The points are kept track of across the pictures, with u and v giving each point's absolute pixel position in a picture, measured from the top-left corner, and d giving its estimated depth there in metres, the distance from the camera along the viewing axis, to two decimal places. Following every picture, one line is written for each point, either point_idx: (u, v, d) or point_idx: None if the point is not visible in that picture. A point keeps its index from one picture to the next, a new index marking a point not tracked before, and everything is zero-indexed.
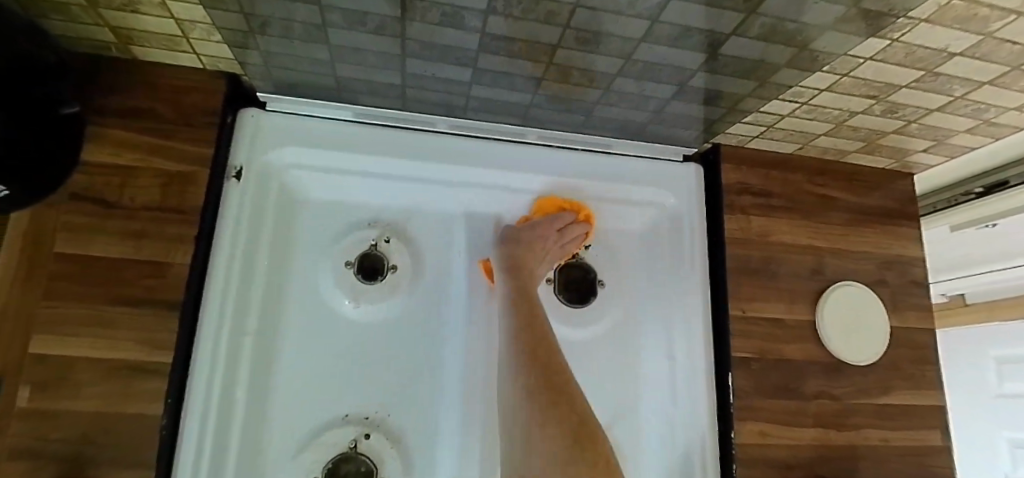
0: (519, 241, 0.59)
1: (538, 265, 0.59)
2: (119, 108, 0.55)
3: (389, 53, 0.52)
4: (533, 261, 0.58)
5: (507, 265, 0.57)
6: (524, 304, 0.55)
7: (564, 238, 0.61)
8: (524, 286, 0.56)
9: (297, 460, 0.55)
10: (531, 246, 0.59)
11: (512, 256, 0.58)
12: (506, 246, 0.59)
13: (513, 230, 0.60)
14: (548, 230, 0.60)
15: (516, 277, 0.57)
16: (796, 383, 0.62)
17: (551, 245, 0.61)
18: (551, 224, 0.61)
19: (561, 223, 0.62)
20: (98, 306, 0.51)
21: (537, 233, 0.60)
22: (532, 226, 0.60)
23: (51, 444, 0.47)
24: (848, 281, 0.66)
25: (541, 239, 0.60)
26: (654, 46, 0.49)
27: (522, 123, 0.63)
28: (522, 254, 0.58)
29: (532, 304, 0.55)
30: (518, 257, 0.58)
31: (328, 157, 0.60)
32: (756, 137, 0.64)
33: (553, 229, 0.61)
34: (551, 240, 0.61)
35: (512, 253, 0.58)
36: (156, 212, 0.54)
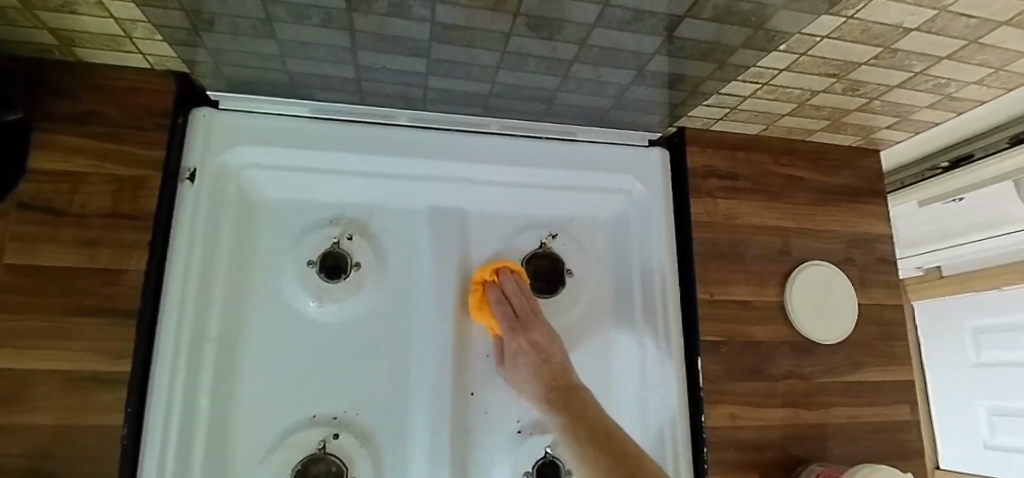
0: (524, 347, 0.53)
1: (553, 360, 0.52)
2: (65, 112, 0.54)
3: (340, 46, 0.51)
4: (549, 355, 0.53)
5: (541, 376, 0.52)
6: (571, 418, 0.48)
7: (529, 310, 0.55)
8: (564, 394, 0.50)
9: (266, 463, 0.54)
10: (533, 344, 0.53)
11: (534, 368, 0.53)
12: (520, 356, 0.54)
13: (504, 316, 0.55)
14: (521, 315, 0.55)
15: (547, 390, 0.51)
16: (767, 364, 0.62)
17: (538, 325, 0.54)
18: (506, 304, 0.56)
19: (507, 291, 0.57)
20: (52, 318, 0.50)
21: (523, 338, 0.53)
22: (525, 318, 0.55)
23: (8, 459, 0.46)
24: (816, 261, 0.66)
25: (531, 339, 0.53)
26: (608, 31, 0.48)
27: (483, 113, 0.62)
28: (539, 357, 0.53)
29: (587, 418, 0.47)
30: (538, 365, 0.52)
31: (285, 156, 0.59)
32: (720, 119, 0.64)
33: (522, 307, 0.55)
34: (539, 324, 0.55)
35: (530, 355, 0.53)
36: (108, 218, 0.53)
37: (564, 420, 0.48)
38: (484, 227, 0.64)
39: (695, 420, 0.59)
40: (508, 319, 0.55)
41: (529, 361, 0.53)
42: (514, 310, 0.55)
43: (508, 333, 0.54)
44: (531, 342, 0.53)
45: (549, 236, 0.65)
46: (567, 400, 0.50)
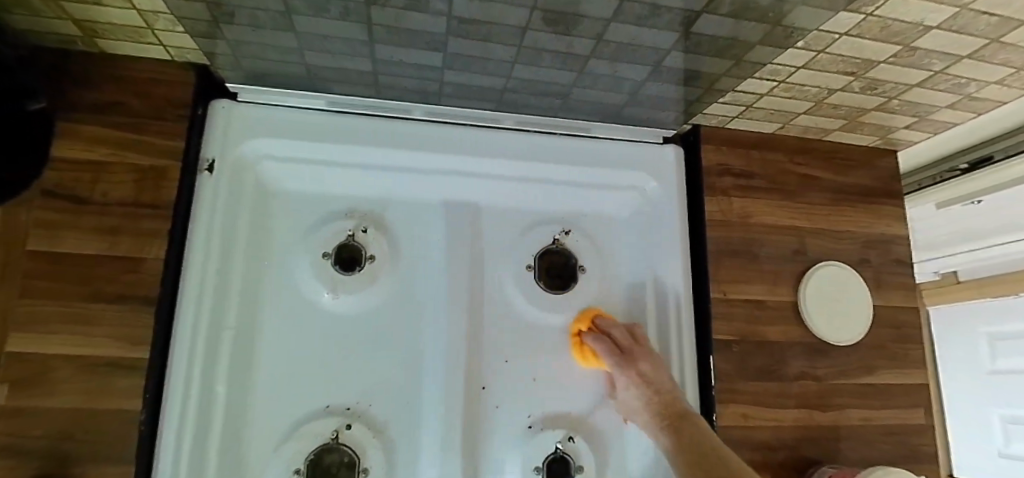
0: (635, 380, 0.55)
1: (662, 389, 0.54)
2: (88, 103, 0.55)
3: (358, 40, 0.51)
4: (660, 385, 0.54)
5: (653, 405, 0.53)
6: (683, 440, 0.49)
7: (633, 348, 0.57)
8: (676, 423, 0.51)
9: (280, 452, 0.55)
10: (642, 374, 0.55)
11: (646, 397, 0.54)
12: (632, 380, 0.55)
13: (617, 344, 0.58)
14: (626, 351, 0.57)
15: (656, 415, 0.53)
16: (779, 364, 0.61)
17: (642, 356, 0.56)
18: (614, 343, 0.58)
19: (611, 333, 0.59)
20: (70, 303, 0.51)
21: (630, 372, 0.56)
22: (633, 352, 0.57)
23: (30, 441, 0.48)
24: (831, 262, 0.65)
25: (635, 371, 0.55)
26: (625, 26, 0.48)
27: (498, 109, 0.62)
28: (654, 389, 0.54)
29: (699, 444, 0.48)
30: (649, 397, 0.54)
31: (303, 148, 0.59)
32: (736, 117, 0.63)
33: (630, 340, 0.58)
34: (648, 357, 0.56)
35: (644, 387, 0.55)
36: (128, 206, 0.54)
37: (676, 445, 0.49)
38: (497, 222, 0.64)
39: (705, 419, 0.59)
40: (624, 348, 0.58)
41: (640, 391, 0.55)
42: (623, 347, 0.58)
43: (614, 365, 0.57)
44: (643, 374, 0.55)
45: (562, 232, 0.65)
46: (677, 426, 0.51)
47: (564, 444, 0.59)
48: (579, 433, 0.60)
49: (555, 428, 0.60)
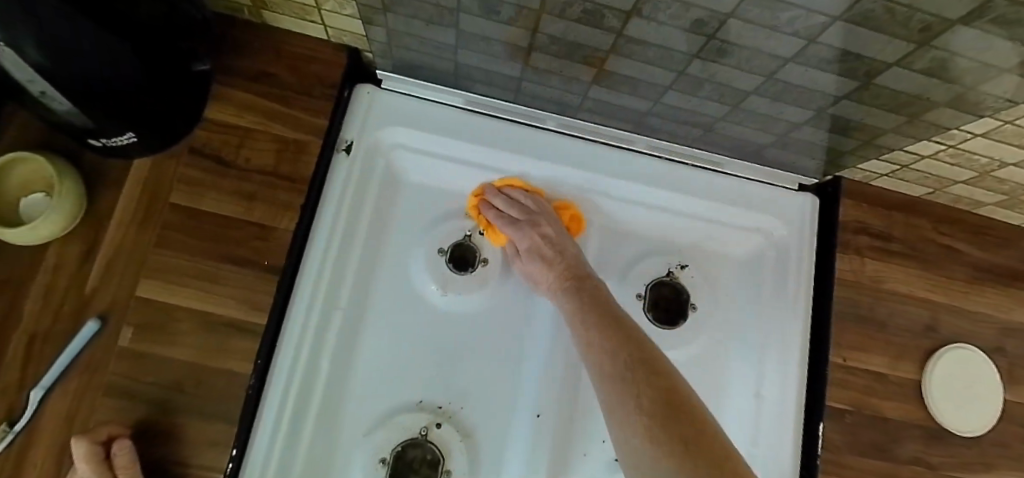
0: (539, 268, 0.57)
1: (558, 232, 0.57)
2: (244, 70, 0.57)
3: (517, 45, 0.51)
4: (564, 250, 0.56)
5: (603, 338, 0.50)
6: (584, 302, 0.53)
7: (550, 232, 0.57)
8: (576, 283, 0.54)
9: (369, 438, 0.55)
10: (547, 239, 0.57)
11: (546, 257, 0.56)
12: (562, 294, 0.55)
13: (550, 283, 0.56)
14: (552, 249, 0.56)
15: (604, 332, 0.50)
16: (893, 443, 0.57)
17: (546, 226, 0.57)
18: (531, 228, 0.57)
19: (503, 206, 0.58)
20: (201, 260, 0.53)
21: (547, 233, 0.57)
22: (576, 293, 0.54)
23: (143, 386, 0.50)
24: (964, 344, 0.60)
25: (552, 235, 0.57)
26: (803, 68, 0.46)
27: (633, 130, 0.61)
28: (550, 258, 0.56)
29: (606, 312, 0.52)
30: (561, 274, 0.55)
31: (436, 142, 0.60)
32: (885, 176, 0.60)
33: (545, 245, 0.56)
34: (565, 247, 0.57)
35: (569, 301, 0.54)
36: (268, 176, 0.55)
37: (589, 302, 0.53)
38: (613, 245, 0.62)
39: None
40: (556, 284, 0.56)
41: (574, 310, 0.53)
42: (537, 256, 0.57)
43: (517, 231, 0.57)
44: (579, 286, 0.54)
45: (677, 265, 0.62)
46: (581, 285, 0.55)
47: None
48: None
49: None
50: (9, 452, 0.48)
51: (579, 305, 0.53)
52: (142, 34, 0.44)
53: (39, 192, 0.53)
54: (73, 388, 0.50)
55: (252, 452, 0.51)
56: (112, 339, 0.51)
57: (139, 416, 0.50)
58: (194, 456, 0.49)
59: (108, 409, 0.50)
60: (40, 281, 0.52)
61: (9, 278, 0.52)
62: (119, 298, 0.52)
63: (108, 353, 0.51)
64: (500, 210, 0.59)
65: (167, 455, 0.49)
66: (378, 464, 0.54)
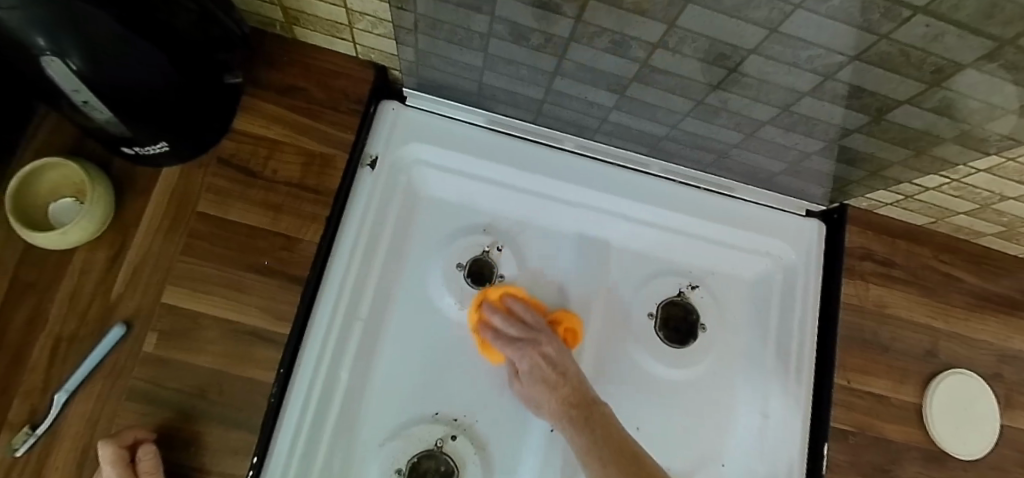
0: (541, 390, 0.54)
1: (559, 355, 0.55)
2: (273, 84, 0.58)
3: (542, 70, 0.53)
4: (565, 369, 0.55)
5: (617, 476, 0.48)
6: (593, 436, 0.51)
7: (552, 353, 0.55)
8: (583, 412, 0.53)
9: (385, 448, 0.56)
10: (547, 360, 0.55)
11: (547, 382, 0.54)
12: (566, 427, 0.53)
13: (553, 412, 0.54)
14: (555, 373, 0.54)
15: (619, 473, 0.48)
16: (895, 464, 0.59)
17: (546, 343, 0.56)
18: (532, 350, 0.55)
19: (503, 327, 0.57)
20: (226, 268, 0.54)
21: (552, 360, 0.55)
22: (585, 424, 0.52)
23: (166, 392, 0.51)
24: (964, 370, 0.62)
25: (553, 356, 0.55)
26: (818, 102, 0.48)
27: (649, 154, 0.63)
28: (551, 384, 0.54)
29: (618, 448, 0.50)
30: (565, 400, 0.53)
31: (458, 160, 0.61)
32: (890, 204, 0.62)
33: (547, 367, 0.55)
34: (568, 370, 0.55)
35: (576, 433, 0.52)
36: (294, 187, 0.56)
37: (597, 436, 0.51)
38: (625, 265, 0.64)
39: None
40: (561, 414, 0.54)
41: (584, 441, 0.51)
42: (537, 380, 0.55)
43: (518, 355, 0.55)
44: (586, 417, 0.53)
45: (688, 285, 0.64)
46: (589, 414, 0.53)
47: None
48: None
49: None
50: (30, 455, 0.49)
51: (588, 437, 0.51)
52: (182, 50, 0.45)
53: (68, 197, 0.54)
54: (96, 395, 0.51)
55: (272, 460, 0.51)
56: (137, 344, 0.52)
57: (161, 421, 0.50)
58: (213, 462, 0.50)
59: (131, 413, 0.51)
60: (67, 284, 0.53)
61: (38, 279, 0.53)
62: (144, 304, 0.53)
63: (133, 358, 0.52)
64: (500, 330, 0.58)
65: (186, 461, 0.50)
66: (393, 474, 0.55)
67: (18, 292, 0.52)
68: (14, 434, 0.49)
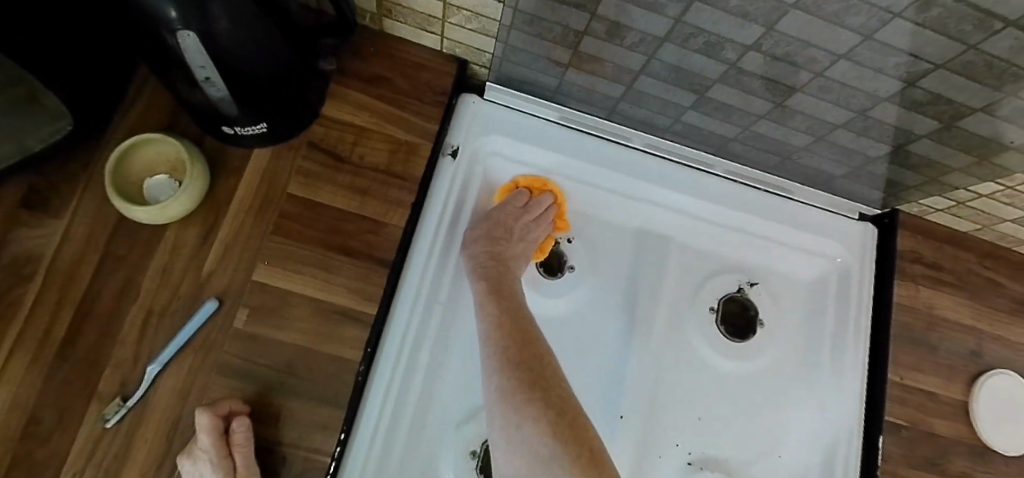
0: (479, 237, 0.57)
1: (512, 232, 0.58)
2: (361, 73, 0.60)
3: (628, 68, 0.56)
4: (507, 246, 0.57)
5: (510, 354, 0.48)
6: (500, 306, 0.52)
7: (509, 224, 0.58)
8: (499, 292, 0.53)
9: (460, 430, 0.58)
10: (500, 224, 0.58)
11: (484, 235, 0.57)
12: (476, 271, 0.55)
13: (474, 258, 0.56)
14: (502, 234, 0.57)
15: (528, 357, 0.48)
16: (945, 460, 0.62)
17: (520, 218, 0.59)
18: (508, 211, 0.59)
19: (542, 203, 0.60)
20: (315, 250, 0.55)
21: (501, 220, 0.58)
22: (497, 296, 0.53)
23: (257, 367, 0.52)
24: (1006, 370, 0.65)
25: (504, 221, 0.58)
26: (893, 106, 0.52)
27: (712, 153, 0.65)
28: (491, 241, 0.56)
29: (519, 321, 0.51)
30: (486, 266, 0.55)
31: (534, 153, 0.64)
32: (940, 211, 0.66)
33: (502, 228, 0.58)
34: (509, 244, 0.57)
35: (486, 298, 0.53)
36: (382, 174, 0.58)
37: (504, 309, 0.52)
38: (686, 261, 0.66)
39: None
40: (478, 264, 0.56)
41: (495, 317, 0.51)
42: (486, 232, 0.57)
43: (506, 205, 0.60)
44: (499, 294, 0.53)
45: (747, 283, 0.66)
46: (500, 291, 0.53)
47: None
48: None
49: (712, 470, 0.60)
50: (121, 425, 0.49)
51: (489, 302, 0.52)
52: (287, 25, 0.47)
53: (163, 174, 0.56)
54: (186, 368, 0.51)
55: (358, 434, 0.52)
56: (228, 321, 0.52)
57: (252, 397, 0.51)
58: (302, 436, 0.50)
59: (222, 389, 0.51)
60: (156, 260, 0.54)
61: (130, 255, 0.54)
62: (236, 280, 0.54)
63: (225, 333, 0.52)
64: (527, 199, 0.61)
65: (272, 436, 0.50)
66: (469, 455, 0.57)
67: (110, 266, 0.53)
68: (106, 404, 0.49)
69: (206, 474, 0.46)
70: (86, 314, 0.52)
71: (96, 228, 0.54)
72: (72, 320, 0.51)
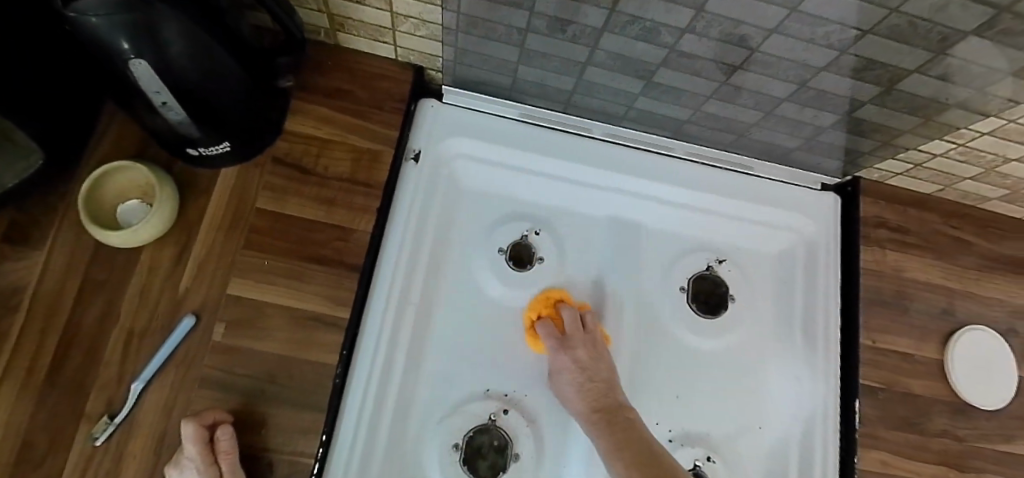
0: (574, 389, 0.56)
1: (590, 367, 0.57)
2: (321, 87, 0.62)
3: (575, 60, 0.58)
4: (595, 374, 0.56)
5: None
6: (616, 439, 0.53)
7: (581, 359, 0.57)
8: (607, 417, 0.54)
9: (444, 423, 0.59)
10: (578, 363, 0.57)
11: (578, 384, 0.56)
12: (587, 412, 0.55)
13: (581, 410, 0.56)
14: (587, 372, 0.56)
15: None
16: (922, 418, 0.63)
17: (579, 346, 0.57)
18: (558, 349, 0.58)
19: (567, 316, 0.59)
20: (286, 260, 0.57)
21: (573, 358, 0.57)
22: (613, 429, 0.54)
23: (237, 378, 0.53)
24: (978, 325, 0.66)
25: (574, 360, 0.57)
26: (835, 76, 0.53)
27: (671, 136, 0.67)
28: (589, 379, 0.56)
29: (646, 456, 0.51)
30: (593, 405, 0.55)
31: (495, 152, 0.65)
32: (900, 174, 0.67)
33: (576, 366, 0.56)
34: (601, 373, 0.57)
35: (603, 436, 0.53)
36: (347, 182, 0.60)
37: (624, 446, 0.52)
38: (655, 245, 0.67)
39: (846, 455, 0.61)
40: (586, 410, 0.56)
41: (614, 450, 0.52)
42: (572, 379, 0.57)
43: (553, 348, 0.58)
44: (609, 420, 0.54)
45: (715, 260, 0.67)
46: (613, 422, 0.54)
47: (703, 463, 0.60)
48: (718, 455, 0.61)
49: (695, 447, 0.61)
50: (110, 442, 0.51)
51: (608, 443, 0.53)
52: (241, 49, 0.49)
53: (135, 199, 0.58)
54: (169, 384, 0.53)
55: (339, 436, 0.54)
56: (207, 335, 0.54)
57: (234, 407, 0.52)
58: (286, 443, 0.52)
59: (204, 401, 0.52)
60: (134, 282, 0.56)
61: (109, 278, 0.56)
62: (211, 296, 0.56)
63: (206, 347, 0.54)
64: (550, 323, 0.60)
65: (257, 443, 0.52)
66: (451, 447, 0.58)
67: (90, 291, 0.55)
68: (95, 424, 0.51)
69: None
70: (70, 339, 0.54)
71: (75, 254, 0.57)
72: (57, 343, 0.53)
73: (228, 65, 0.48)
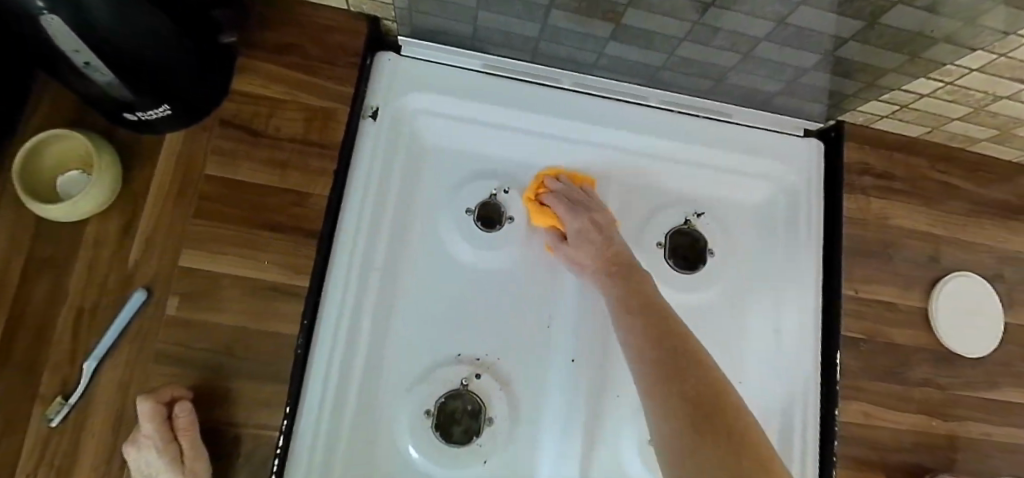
0: (584, 251, 0.55)
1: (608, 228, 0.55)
2: (268, 42, 0.58)
3: (536, 3, 0.53)
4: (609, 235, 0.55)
5: (651, 334, 0.46)
6: (627, 290, 0.51)
7: (597, 218, 0.56)
8: (621, 272, 0.53)
9: (417, 388, 0.57)
10: (593, 222, 0.55)
11: (593, 245, 0.55)
12: (606, 275, 0.53)
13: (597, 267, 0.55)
14: (600, 234, 0.55)
15: (665, 358, 0.44)
16: (904, 368, 0.62)
17: (597, 211, 0.56)
18: (579, 214, 0.56)
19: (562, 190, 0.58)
20: (238, 229, 0.54)
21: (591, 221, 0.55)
22: (623, 279, 0.52)
23: (194, 352, 0.51)
24: (965, 273, 0.64)
25: (592, 225, 0.55)
26: (811, 9, 0.49)
27: (646, 84, 0.63)
28: (601, 245, 0.54)
29: (655, 306, 0.49)
30: (607, 259, 0.54)
31: (458, 107, 0.62)
32: (885, 117, 0.64)
33: (593, 227, 0.55)
34: (613, 235, 0.55)
35: (617, 289, 0.52)
36: (299, 143, 0.57)
37: (631, 295, 0.50)
38: (630, 200, 0.65)
39: (827, 408, 0.60)
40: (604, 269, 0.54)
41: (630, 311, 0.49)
42: (585, 241, 0.55)
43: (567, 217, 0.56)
44: (621, 276, 0.53)
45: (694, 214, 0.64)
46: (629, 279, 0.52)
47: None
48: None
49: None
50: (65, 424, 0.49)
51: (619, 285, 0.52)
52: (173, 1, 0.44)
53: (76, 169, 0.55)
54: (124, 361, 0.51)
55: (305, 408, 0.52)
56: (158, 310, 0.52)
57: (192, 382, 0.51)
58: (249, 415, 0.50)
59: (162, 377, 0.51)
60: (82, 257, 0.53)
61: (55, 256, 0.53)
62: (163, 268, 0.53)
63: (158, 322, 0.52)
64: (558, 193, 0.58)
65: (221, 418, 0.50)
66: (424, 414, 0.56)
67: (37, 269, 0.52)
68: (48, 405, 0.49)
69: (151, 461, 0.46)
70: (12, 322, 0.50)
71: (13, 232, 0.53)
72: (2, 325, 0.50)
73: (157, 20, 0.43)
